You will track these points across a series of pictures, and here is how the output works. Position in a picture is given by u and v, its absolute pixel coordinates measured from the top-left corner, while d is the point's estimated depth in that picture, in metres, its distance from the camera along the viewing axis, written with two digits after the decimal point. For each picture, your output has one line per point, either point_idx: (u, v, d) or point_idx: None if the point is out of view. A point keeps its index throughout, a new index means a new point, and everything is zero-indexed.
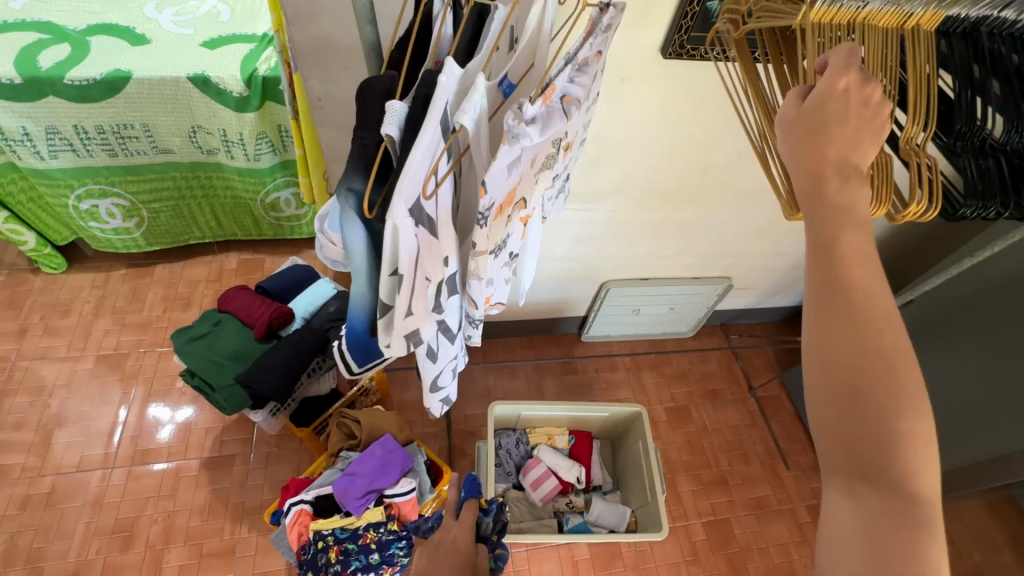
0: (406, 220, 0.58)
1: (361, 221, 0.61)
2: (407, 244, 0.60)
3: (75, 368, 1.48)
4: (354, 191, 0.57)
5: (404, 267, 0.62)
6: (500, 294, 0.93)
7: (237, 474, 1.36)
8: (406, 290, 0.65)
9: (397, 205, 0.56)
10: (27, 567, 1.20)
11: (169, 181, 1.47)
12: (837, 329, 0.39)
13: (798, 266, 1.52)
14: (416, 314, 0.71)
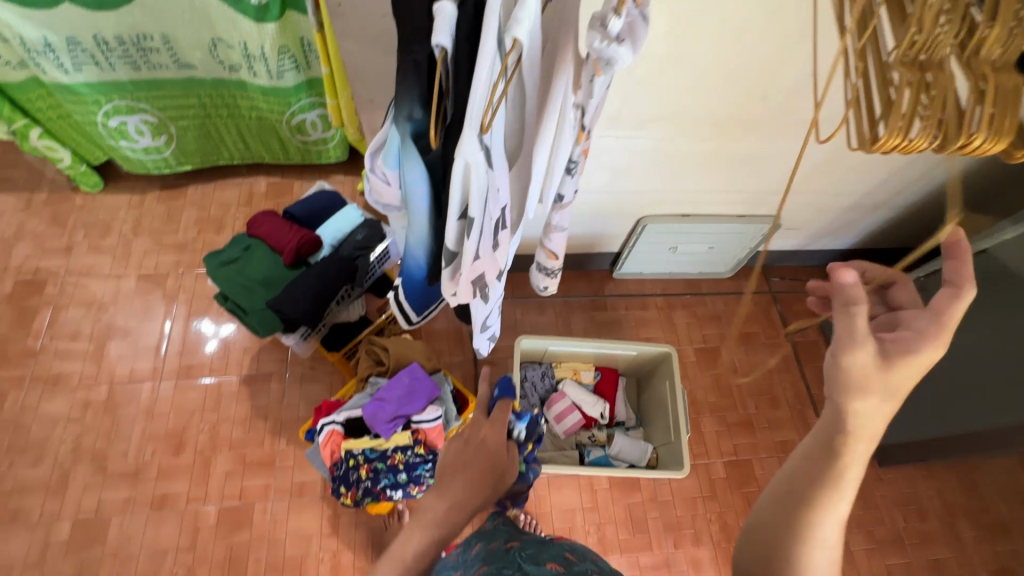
0: (478, 156, 0.53)
1: (419, 156, 0.57)
2: (478, 184, 0.56)
3: (119, 285, 1.54)
4: (416, 119, 0.52)
5: (475, 209, 0.57)
6: (557, 238, 0.87)
7: (275, 392, 1.42)
8: (475, 235, 0.62)
9: (468, 140, 0.51)
10: (94, 464, 1.32)
11: (193, 98, 1.43)
12: (790, 515, 0.50)
13: (855, 205, 1.40)
14: (484, 257, 0.68)
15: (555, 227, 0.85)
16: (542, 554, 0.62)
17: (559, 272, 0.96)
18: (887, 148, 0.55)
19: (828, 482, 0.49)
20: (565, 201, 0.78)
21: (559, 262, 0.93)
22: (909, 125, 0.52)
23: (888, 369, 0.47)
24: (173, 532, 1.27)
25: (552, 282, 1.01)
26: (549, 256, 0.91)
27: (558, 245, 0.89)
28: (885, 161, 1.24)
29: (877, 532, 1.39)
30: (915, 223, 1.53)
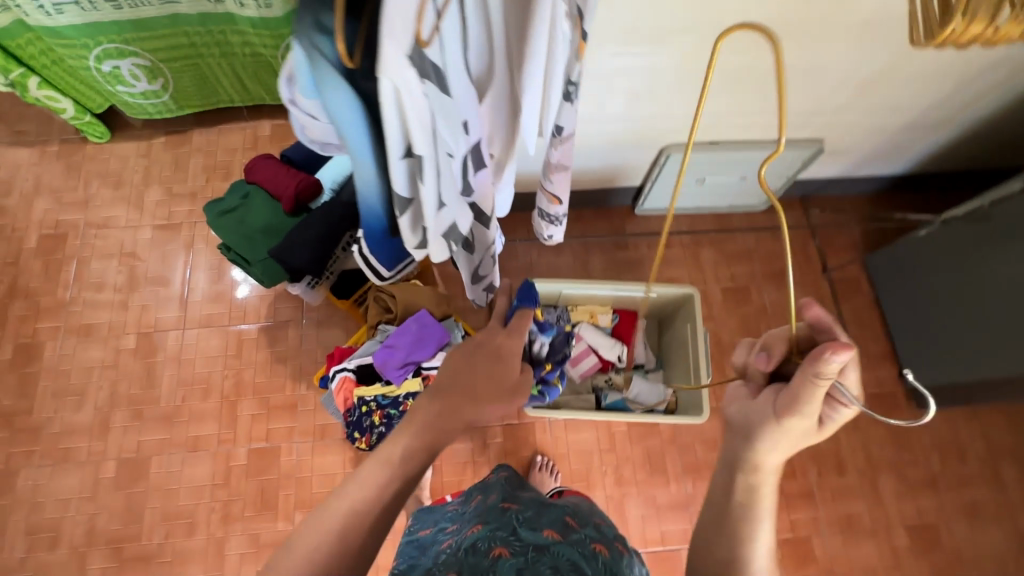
0: (410, 76, 0.44)
1: (343, 84, 0.46)
2: (417, 113, 0.47)
3: (136, 236, 1.55)
4: (325, 29, 0.43)
5: (420, 144, 0.50)
6: (562, 177, 0.79)
7: (293, 338, 1.44)
8: (430, 176, 0.54)
9: (390, 53, 0.42)
10: (131, 407, 1.39)
11: (182, 36, 1.35)
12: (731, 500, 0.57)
13: (915, 122, 1.23)
14: (448, 203, 0.62)
15: (555, 165, 0.77)
16: (540, 519, 0.59)
17: (564, 219, 0.89)
18: (960, 38, 0.56)
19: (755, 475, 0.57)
20: (565, 134, 0.71)
21: (564, 208, 0.85)
22: (998, 9, 0.53)
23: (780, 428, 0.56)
24: (207, 470, 1.34)
25: (558, 231, 0.94)
26: (552, 201, 0.84)
27: (561, 188, 0.82)
28: (953, 68, 1.06)
29: (910, 474, 1.34)
30: (984, 140, 1.35)
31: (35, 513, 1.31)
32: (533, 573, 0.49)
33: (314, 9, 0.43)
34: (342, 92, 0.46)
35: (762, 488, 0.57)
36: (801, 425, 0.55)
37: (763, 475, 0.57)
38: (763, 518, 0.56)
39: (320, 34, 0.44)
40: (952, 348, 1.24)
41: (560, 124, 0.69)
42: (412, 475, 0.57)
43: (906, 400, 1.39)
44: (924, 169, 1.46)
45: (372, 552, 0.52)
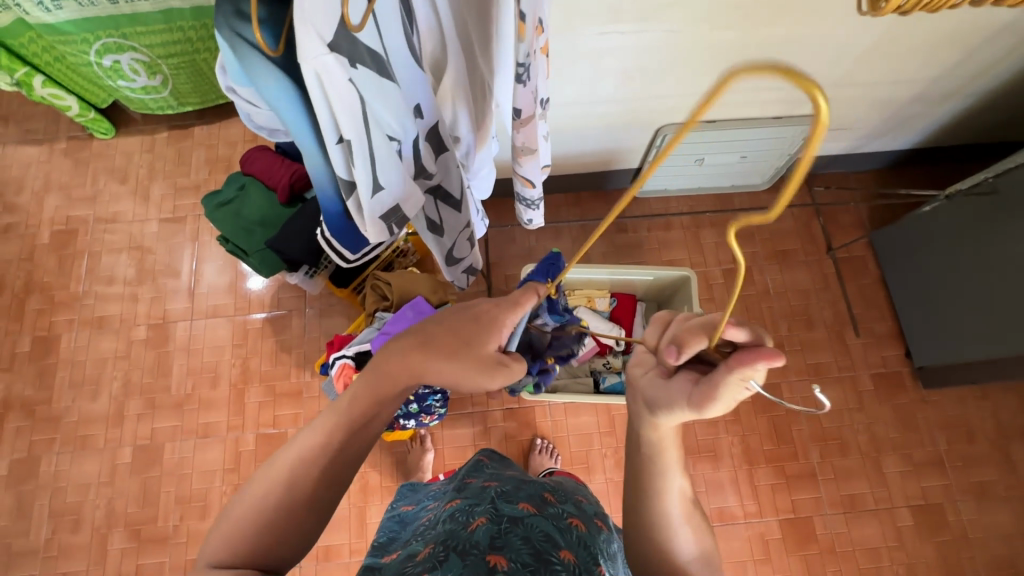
0: (331, 61, 0.45)
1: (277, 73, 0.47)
2: (342, 98, 0.48)
3: (144, 230, 1.58)
4: (245, 16, 0.44)
5: (347, 128, 0.50)
6: (531, 167, 0.77)
7: (296, 327, 1.47)
8: (364, 161, 0.55)
9: (306, 39, 0.43)
10: (144, 396, 1.44)
11: (178, 32, 1.36)
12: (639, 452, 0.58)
13: (922, 95, 1.19)
14: (389, 186, 0.62)
15: (523, 149, 0.73)
16: (518, 494, 0.61)
17: (540, 203, 0.88)
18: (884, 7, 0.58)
19: (651, 427, 0.56)
20: (525, 116, 0.66)
21: (538, 190, 0.84)
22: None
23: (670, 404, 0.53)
24: (218, 456, 1.39)
25: (537, 215, 0.94)
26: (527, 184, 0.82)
27: (533, 173, 0.79)
28: (959, 37, 1.02)
29: (915, 454, 1.32)
30: (996, 112, 1.30)
31: (58, 497, 1.37)
32: (507, 541, 0.51)
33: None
34: (269, 79, 0.46)
35: (665, 443, 0.56)
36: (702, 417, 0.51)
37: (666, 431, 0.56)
38: (672, 471, 0.56)
39: (240, 21, 0.44)
40: (958, 327, 1.22)
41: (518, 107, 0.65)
42: (371, 427, 0.58)
43: (912, 380, 1.37)
44: (932, 143, 1.41)
45: (327, 498, 0.55)
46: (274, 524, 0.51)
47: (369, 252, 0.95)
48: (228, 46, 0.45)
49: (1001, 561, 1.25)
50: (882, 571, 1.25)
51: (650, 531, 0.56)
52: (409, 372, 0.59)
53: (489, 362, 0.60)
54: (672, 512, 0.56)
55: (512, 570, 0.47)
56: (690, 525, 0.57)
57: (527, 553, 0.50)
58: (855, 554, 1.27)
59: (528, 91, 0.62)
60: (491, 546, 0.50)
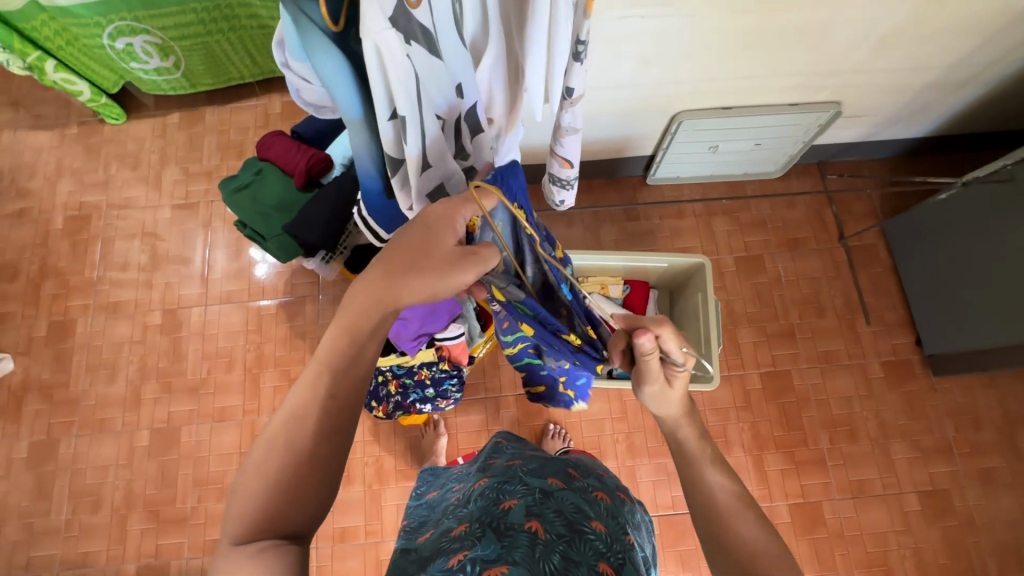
0: (391, 36, 0.46)
1: (335, 47, 0.47)
2: (400, 75, 0.49)
3: (156, 216, 1.59)
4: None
5: (402, 103, 0.51)
6: (572, 144, 0.79)
7: (310, 313, 1.48)
8: (415, 138, 0.56)
9: (370, 12, 0.44)
10: (160, 380, 1.46)
11: (191, 14, 1.35)
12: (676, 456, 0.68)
13: (939, 81, 1.18)
14: (435, 164, 0.64)
15: (566, 129, 0.76)
16: (544, 470, 0.62)
17: (574, 183, 0.91)
18: None
19: (672, 427, 0.69)
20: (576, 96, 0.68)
21: (575, 171, 0.87)
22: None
23: (672, 411, 0.69)
24: (234, 439, 1.41)
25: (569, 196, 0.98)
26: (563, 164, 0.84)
27: (573, 151, 0.82)
28: (980, 23, 1.01)
29: (923, 441, 1.34)
30: (1013, 100, 1.29)
31: (77, 478, 1.40)
32: (541, 514, 0.53)
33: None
34: (330, 55, 0.47)
35: (678, 425, 0.69)
36: (651, 392, 0.68)
37: (683, 426, 0.69)
38: (704, 465, 0.65)
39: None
40: (970, 315, 1.22)
41: (571, 86, 0.66)
42: None
43: (921, 368, 1.38)
44: (948, 131, 1.41)
45: None
46: (294, 501, 0.50)
47: None
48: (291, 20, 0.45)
49: (1005, 545, 1.27)
50: (889, 553, 1.28)
51: (709, 525, 0.61)
52: (381, 304, 0.57)
53: (452, 256, 0.59)
54: (722, 500, 0.62)
55: (549, 540, 0.49)
56: (749, 509, 0.61)
57: (562, 524, 0.52)
58: (863, 537, 1.29)
59: (582, 70, 0.64)
60: (528, 519, 0.51)
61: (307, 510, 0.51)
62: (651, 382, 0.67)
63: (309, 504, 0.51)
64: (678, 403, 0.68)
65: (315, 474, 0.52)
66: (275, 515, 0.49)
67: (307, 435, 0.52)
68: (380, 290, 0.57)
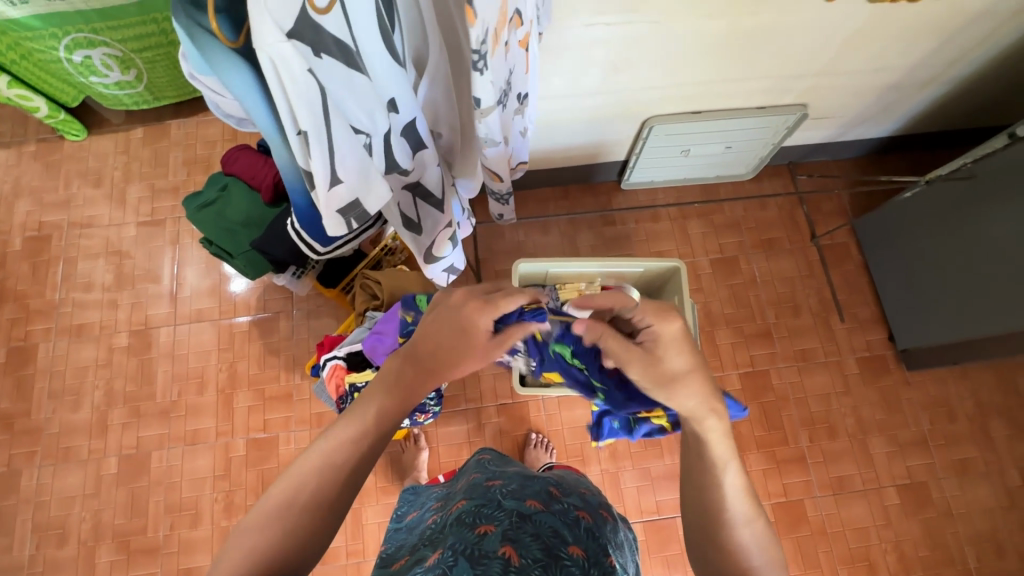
0: (288, 51, 0.42)
1: (241, 63, 0.45)
2: (301, 90, 0.45)
3: (121, 234, 1.53)
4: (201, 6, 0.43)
5: (305, 120, 0.47)
6: (493, 151, 0.76)
7: (284, 329, 1.45)
8: (326, 155, 0.51)
9: (261, 25, 0.40)
10: (128, 405, 1.40)
11: (151, 24, 1.32)
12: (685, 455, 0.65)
13: (900, 82, 1.21)
14: (348, 180, 0.55)
15: (487, 141, 0.73)
16: (524, 490, 0.61)
17: (512, 196, 0.90)
18: None
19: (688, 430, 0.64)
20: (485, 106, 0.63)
21: (506, 183, 0.87)
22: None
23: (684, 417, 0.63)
24: (208, 463, 1.36)
25: (507, 209, 1.00)
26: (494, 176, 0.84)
27: (496, 163, 0.80)
28: (935, 25, 1.04)
29: (900, 435, 1.36)
30: (972, 99, 1.33)
31: (41, 511, 1.34)
32: (519, 540, 0.51)
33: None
34: (233, 70, 0.45)
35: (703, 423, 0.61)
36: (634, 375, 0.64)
37: (711, 418, 0.61)
38: (728, 469, 0.61)
39: (197, 10, 0.43)
40: (941, 309, 1.25)
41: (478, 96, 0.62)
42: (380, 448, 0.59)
43: (895, 363, 1.40)
44: (911, 130, 1.44)
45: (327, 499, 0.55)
46: (308, 539, 0.53)
47: (344, 244, 0.92)
48: (187, 35, 0.44)
49: (983, 534, 1.29)
50: (872, 548, 1.29)
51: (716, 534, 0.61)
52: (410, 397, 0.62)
53: (488, 348, 0.65)
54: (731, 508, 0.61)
55: (525, 566, 0.48)
56: (757, 522, 0.61)
57: (538, 548, 0.50)
58: (845, 534, 1.30)
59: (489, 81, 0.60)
60: (503, 546, 0.50)
61: (297, 555, 0.52)
62: (636, 368, 0.62)
63: (298, 552, 0.52)
64: (694, 389, 0.61)
65: (304, 516, 0.53)
66: (276, 548, 0.51)
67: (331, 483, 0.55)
68: (410, 379, 0.62)
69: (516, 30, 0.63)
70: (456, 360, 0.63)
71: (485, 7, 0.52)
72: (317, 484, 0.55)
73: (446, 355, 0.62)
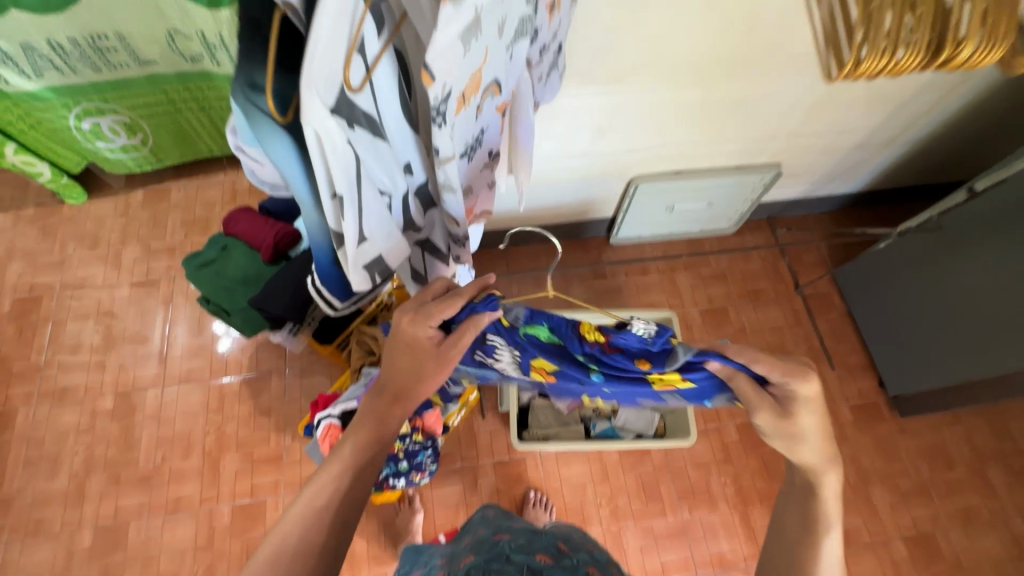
0: (331, 125, 0.42)
1: (286, 135, 0.44)
2: (339, 159, 0.46)
3: (114, 295, 1.53)
4: (260, 89, 0.40)
5: (341, 185, 0.48)
6: (452, 202, 0.63)
7: (276, 388, 1.43)
8: (354, 214, 0.52)
9: (310, 105, 0.39)
10: (108, 473, 1.35)
11: (160, 94, 1.39)
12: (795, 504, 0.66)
13: (865, 143, 1.30)
14: (372, 236, 0.58)
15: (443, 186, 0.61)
16: (532, 546, 0.60)
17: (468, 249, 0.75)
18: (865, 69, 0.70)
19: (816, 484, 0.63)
20: (444, 156, 0.54)
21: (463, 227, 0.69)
22: (894, 46, 0.67)
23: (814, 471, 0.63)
24: (189, 532, 1.29)
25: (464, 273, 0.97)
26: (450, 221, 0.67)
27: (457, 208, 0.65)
28: (892, 94, 1.14)
29: (901, 484, 1.34)
30: (932, 157, 1.43)
31: None
32: None
33: (245, 69, 0.39)
34: (278, 142, 0.44)
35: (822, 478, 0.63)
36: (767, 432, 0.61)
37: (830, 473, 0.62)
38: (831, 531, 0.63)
39: (254, 90, 0.40)
40: (927, 353, 1.27)
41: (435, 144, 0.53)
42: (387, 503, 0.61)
43: (888, 410, 1.41)
44: (880, 186, 1.54)
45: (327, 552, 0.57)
46: None
47: (361, 300, 0.89)
48: (240, 111, 0.41)
49: None
50: None
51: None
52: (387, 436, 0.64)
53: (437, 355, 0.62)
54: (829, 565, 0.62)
55: None
56: None
57: None
58: None
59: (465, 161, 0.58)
60: None
61: None
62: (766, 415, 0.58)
63: None
64: (817, 447, 0.61)
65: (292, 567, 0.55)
66: None
67: (321, 533, 0.57)
68: (380, 414, 0.64)
69: (491, 97, 0.63)
70: (418, 374, 0.64)
71: (445, 67, 0.45)
72: (306, 534, 0.56)
73: (404, 372, 0.64)
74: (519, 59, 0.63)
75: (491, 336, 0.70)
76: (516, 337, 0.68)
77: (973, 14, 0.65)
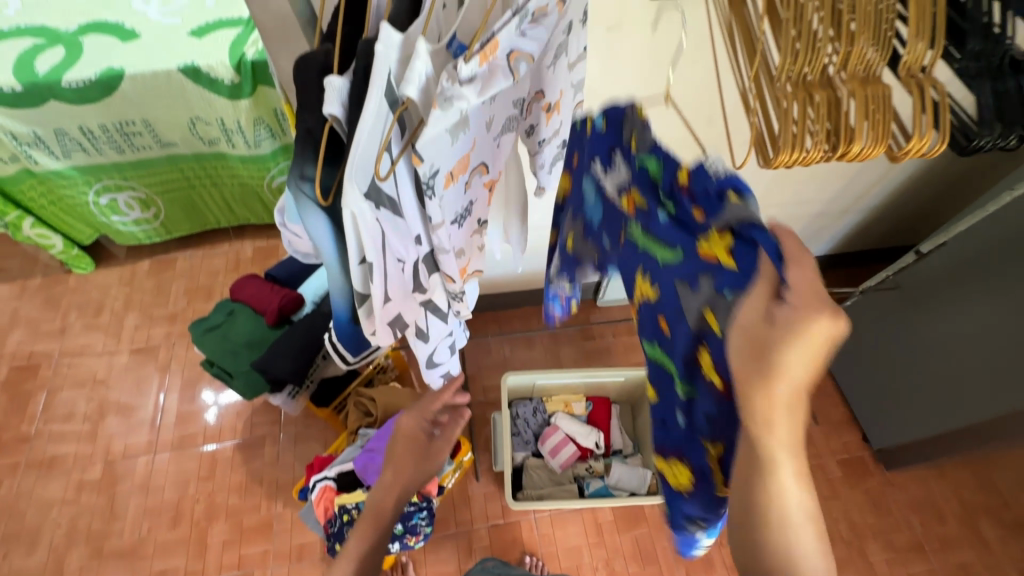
0: (364, 207, 0.51)
1: (325, 213, 0.56)
2: (371, 235, 0.55)
3: (112, 362, 1.56)
4: (308, 178, 0.52)
5: (371, 255, 0.57)
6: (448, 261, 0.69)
7: (268, 453, 1.42)
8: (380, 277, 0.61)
9: (351, 194, 0.49)
10: (90, 546, 1.31)
11: (178, 172, 1.50)
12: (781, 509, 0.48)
13: (825, 211, 1.43)
14: (395, 297, 0.67)
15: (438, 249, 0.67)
16: None
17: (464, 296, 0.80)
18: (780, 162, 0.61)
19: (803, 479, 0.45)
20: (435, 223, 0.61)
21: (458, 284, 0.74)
22: (801, 137, 0.59)
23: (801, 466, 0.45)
24: None
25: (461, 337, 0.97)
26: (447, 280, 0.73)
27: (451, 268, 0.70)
28: (841, 169, 1.28)
29: (895, 539, 1.35)
30: (887, 222, 1.56)
31: None
32: None
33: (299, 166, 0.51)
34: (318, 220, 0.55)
35: (776, 478, 0.44)
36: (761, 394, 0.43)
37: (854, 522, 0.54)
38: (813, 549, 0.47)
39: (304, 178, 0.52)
40: (911, 406, 1.29)
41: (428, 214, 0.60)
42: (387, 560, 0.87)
43: (874, 464, 1.44)
44: (844, 249, 1.66)
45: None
46: None
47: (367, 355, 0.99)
48: (294, 198, 0.54)
49: None
50: None
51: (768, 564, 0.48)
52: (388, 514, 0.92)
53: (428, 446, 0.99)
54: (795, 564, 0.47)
55: None
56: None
57: None
58: None
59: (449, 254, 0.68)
60: None
61: None
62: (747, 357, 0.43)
63: None
64: None
65: None
66: None
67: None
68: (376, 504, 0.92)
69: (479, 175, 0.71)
70: (412, 464, 0.97)
71: (433, 151, 0.53)
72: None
73: (403, 465, 0.95)
74: (504, 147, 0.73)
75: (615, 151, 0.56)
76: (631, 159, 0.53)
77: (858, 107, 0.58)
